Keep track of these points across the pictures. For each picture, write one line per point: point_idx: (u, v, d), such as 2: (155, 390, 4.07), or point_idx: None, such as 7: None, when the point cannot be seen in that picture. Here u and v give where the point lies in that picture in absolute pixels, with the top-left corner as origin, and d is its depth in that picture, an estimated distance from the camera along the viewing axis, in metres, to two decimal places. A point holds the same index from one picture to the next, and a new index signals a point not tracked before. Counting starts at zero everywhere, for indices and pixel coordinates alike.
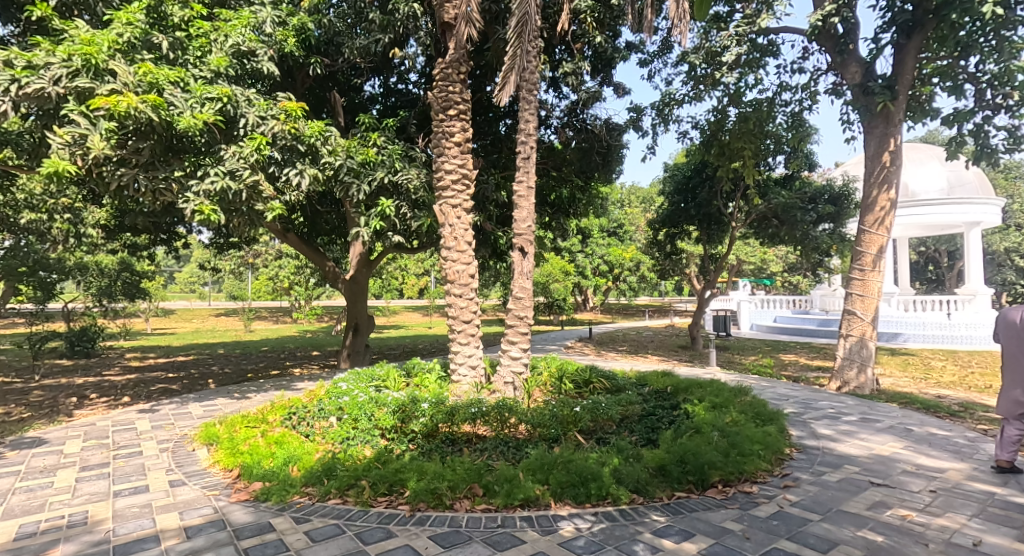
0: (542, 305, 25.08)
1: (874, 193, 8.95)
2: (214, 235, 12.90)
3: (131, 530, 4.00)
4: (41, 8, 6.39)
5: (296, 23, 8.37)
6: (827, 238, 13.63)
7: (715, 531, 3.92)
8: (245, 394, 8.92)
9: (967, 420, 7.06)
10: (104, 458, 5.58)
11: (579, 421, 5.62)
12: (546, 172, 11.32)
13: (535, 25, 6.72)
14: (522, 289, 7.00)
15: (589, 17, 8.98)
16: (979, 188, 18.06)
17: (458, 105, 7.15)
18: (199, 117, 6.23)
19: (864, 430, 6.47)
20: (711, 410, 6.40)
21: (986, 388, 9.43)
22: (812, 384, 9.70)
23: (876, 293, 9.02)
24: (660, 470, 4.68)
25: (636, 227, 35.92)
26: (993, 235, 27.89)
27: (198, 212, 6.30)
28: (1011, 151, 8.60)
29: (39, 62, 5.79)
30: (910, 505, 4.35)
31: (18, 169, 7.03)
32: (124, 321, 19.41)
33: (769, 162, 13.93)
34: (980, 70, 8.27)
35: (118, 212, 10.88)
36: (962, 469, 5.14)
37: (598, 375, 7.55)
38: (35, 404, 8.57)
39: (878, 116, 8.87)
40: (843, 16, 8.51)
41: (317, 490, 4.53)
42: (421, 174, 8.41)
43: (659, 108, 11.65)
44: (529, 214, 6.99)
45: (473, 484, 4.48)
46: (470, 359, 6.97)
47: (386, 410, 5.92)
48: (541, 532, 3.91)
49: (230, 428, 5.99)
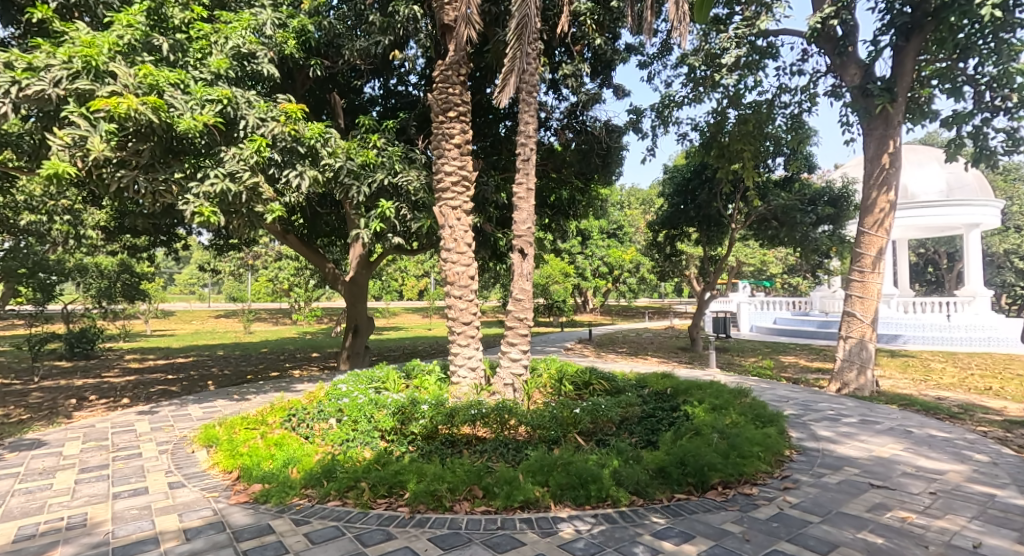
0: (542, 306, 25.09)
1: (874, 194, 8.95)
2: (214, 236, 12.82)
3: (131, 531, 3.99)
4: (42, 10, 6.40)
5: (296, 25, 8.36)
6: (826, 240, 13.69)
7: (715, 533, 3.92)
8: (245, 396, 8.90)
9: (966, 421, 7.06)
10: (103, 460, 5.58)
11: (579, 423, 5.60)
12: (546, 174, 11.32)
13: (534, 27, 6.74)
14: (522, 290, 7.00)
15: (589, 19, 8.99)
16: (979, 190, 18.07)
17: (458, 107, 7.16)
18: (199, 119, 6.24)
19: (864, 432, 6.47)
20: (711, 411, 6.40)
21: (986, 390, 9.42)
22: (812, 386, 9.69)
23: (876, 294, 9.02)
24: (660, 472, 4.67)
25: (636, 229, 35.90)
26: (993, 236, 27.85)
27: (198, 213, 6.30)
28: (1010, 153, 8.61)
29: (40, 64, 5.80)
30: (910, 507, 4.34)
31: (18, 171, 7.03)
32: (124, 323, 19.39)
33: (769, 164, 13.94)
34: (979, 72, 8.29)
35: (118, 214, 10.89)
36: (962, 471, 5.14)
37: (598, 376, 7.56)
38: (34, 406, 8.55)
39: (878, 118, 8.88)
40: (843, 18, 8.52)
41: (316, 492, 4.53)
42: (421, 175, 8.42)
43: (659, 109, 11.65)
44: (529, 216, 7.00)
45: (473, 486, 4.48)
46: (470, 360, 6.97)
47: (386, 412, 5.90)
48: (541, 534, 3.91)
49: (230, 430, 5.98)
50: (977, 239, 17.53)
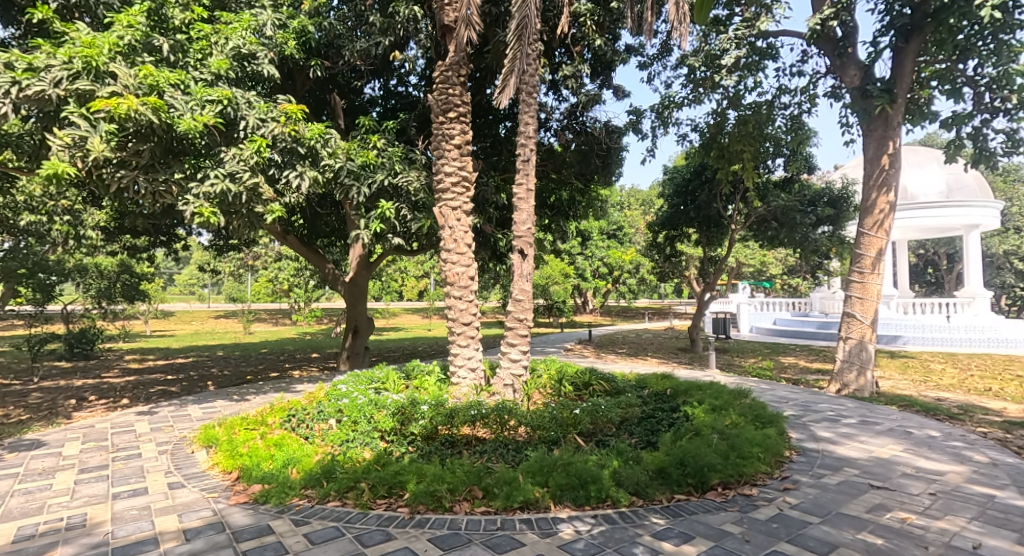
0: (542, 307, 25.07)
1: (874, 195, 8.94)
2: (214, 237, 12.84)
3: (130, 532, 3.99)
4: (42, 10, 6.41)
5: (296, 26, 8.33)
6: (826, 240, 13.72)
7: (715, 533, 3.92)
8: (245, 397, 8.89)
9: (966, 422, 7.06)
10: (102, 461, 5.57)
11: (579, 423, 5.60)
12: (546, 175, 11.32)
13: (535, 28, 6.74)
14: (521, 291, 7.00)
15: (589, 20, 8.99)
16: (978, 191, 18.09)
17: (457, 108, 7.17)
18: (199, 119, 6.25)
19: (864, 433, 6.46)
20: (710, 412, 6.40)
21: (986, 390, 9.41)
22: (812, 387, 9.69)
23: (875, 296, 9.02)
24: (660, 472, 4.67)
25: (636, 230, 35.92)
26: (993, 238, 27.85)
27: (198, 214, 6.29)
28: (1009, 154, 8.62)
29: (40, 64, 5.80)
30: (910, 507, 4.35)
31: (18, 171, 7.03)
32: (123, 324, 19.36)
33: (768, 165, 13.94)
34: (978, 74, 8.31)
35: (117, 214, 10.90)
36: (962, 472, 5.14)
37: (598, 377, 7.55)
38: (34, 406, 8.53)
39: (878, 119, 8.90)
40: (842, 19, 8.53)
41: (316, 492, 4.53)
42: (421, 176, 8.43)
43: (659, 110, 11.66)
44: (529, 216, 7.00)
45: (473, 487, 4.49)
46: (469, 361, 6.97)
47: (386, 413, 5.91)
48: (541, 535, 3.91)
49: (229, 430, 5.97)
50: (976, 240, 17.53)
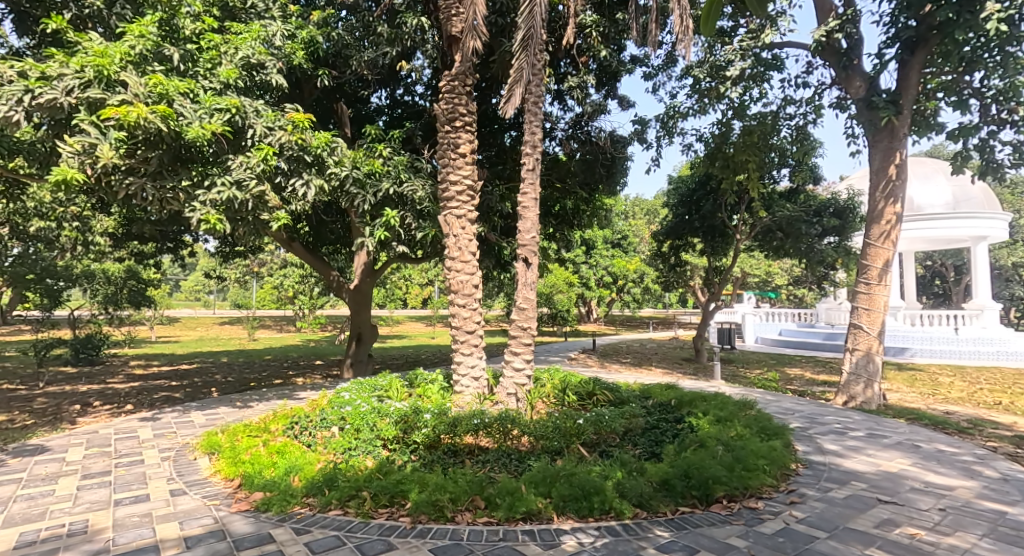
0: (547, 316, 24.73)
1: (881, 205, 8.89)
2: (221, 244, 12.87)
3: (131, 539, 3.98)
4: (55, 20, 6.44)
5: (305, 36, 8.46)
6: (831, 251, 13.69)
7: (720, 547, 3.87)
8: (247, 403, 8.88)
9: (975, 436, 6.97)
10: (105, 467, 5.57)
11: (582, 434, 5.55)
12: (550, 183, 11.32)
13: (540, 39, 6.69)
14: (526, 300, 6.94)
15: (594, 31, 9.03)
16: (985, 202, 17.99)
17: (463, 117, 7.18)
18: (207, 128, 6.29)
19: (871, 446, 6.39)
20: (715, 424, 6.33)
21: (995, 404, 9.30)
22: (819, 398, 9.61)
23: (882, 307, 8.92)
24: (664, 484, 4.63)
25: (641, 237, 36.14)
26: (1000, 249, 27.58)
27: (205, 221, 6.36)
28: (1017, 165, 8.56)
29: (53, 73, 5.88)
30: (919, 523, 4.28)
31: (28, 178, 7.07)
32: (129, 328, 19.45)
33: (774, 175, 14.01)
34: (984, 85, 8.28)
35: (126, 220, 10.97)
36: (971, 487, 5.07)
37: (602, 387, 7.49)
38: (39, 412, 8.53)
39: (883, 131, 8.90)
40: (847, 32, 8.56)
41: (317, 501, 4.50)
42: (426, 185, 8.54)
43: (664, 120, 11.69)
44: (533, 225, 6.97)
45: (475, 497, 4.44)
46: (473, 370, 6.94)
47: (388, 421, 5.88)
48: (543, 547, 3.87)
49: (232, 437, 6.00)
50: (985, 252, 17.43)
